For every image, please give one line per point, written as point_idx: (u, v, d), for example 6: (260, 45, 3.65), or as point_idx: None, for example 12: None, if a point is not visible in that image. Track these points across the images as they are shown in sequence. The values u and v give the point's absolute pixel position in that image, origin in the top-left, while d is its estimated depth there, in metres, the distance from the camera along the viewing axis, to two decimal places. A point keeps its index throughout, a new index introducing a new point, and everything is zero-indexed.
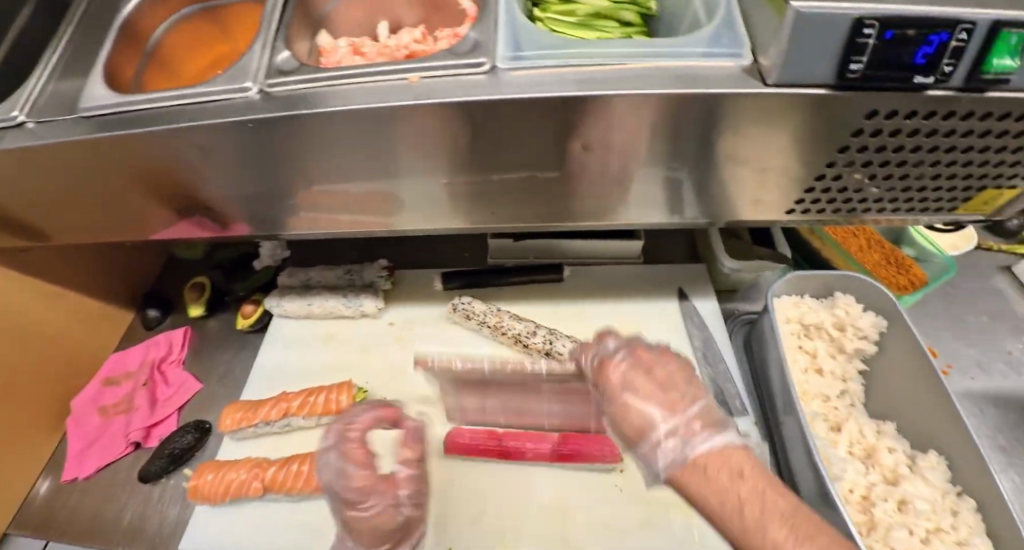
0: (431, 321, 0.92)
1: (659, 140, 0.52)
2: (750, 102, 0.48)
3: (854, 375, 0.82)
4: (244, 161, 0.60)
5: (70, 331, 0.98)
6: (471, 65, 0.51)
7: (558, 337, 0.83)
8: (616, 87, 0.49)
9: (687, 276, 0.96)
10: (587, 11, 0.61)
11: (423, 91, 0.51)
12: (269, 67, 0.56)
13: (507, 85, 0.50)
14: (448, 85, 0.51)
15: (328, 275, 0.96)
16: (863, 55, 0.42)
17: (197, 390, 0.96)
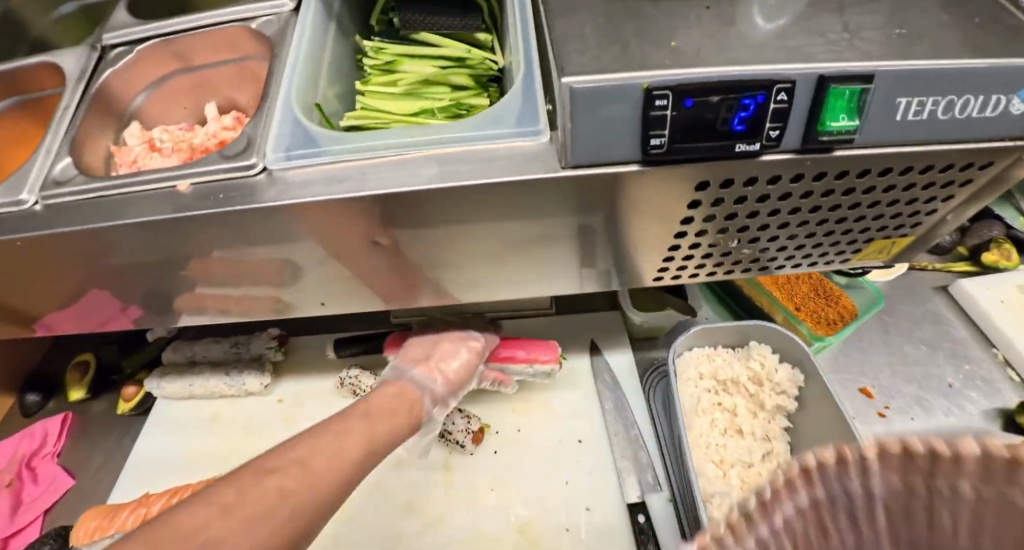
0: (322, 396, 0.84)
1: (470, 211, 0.51)
2: (552, 184, 0.47)
3: (779, 434, 0.76)
4: (56, 255, 0.57)
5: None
6: (242, 168, 0.53)
7: (447, 414, 0.74)
8: (414, 180, 0.49)
9: (601, 326, 0.89)
10: (412, 81, 0.67)
11: (188, 200, 0.54)
12: (46, 178, 0.58)
13: (285, 185, 0.52)
14: (221, 190, 0.54)
15: (212, 350, 0.88)
16: (662, 127, 0.40)
17: (70, 485, 0.87)
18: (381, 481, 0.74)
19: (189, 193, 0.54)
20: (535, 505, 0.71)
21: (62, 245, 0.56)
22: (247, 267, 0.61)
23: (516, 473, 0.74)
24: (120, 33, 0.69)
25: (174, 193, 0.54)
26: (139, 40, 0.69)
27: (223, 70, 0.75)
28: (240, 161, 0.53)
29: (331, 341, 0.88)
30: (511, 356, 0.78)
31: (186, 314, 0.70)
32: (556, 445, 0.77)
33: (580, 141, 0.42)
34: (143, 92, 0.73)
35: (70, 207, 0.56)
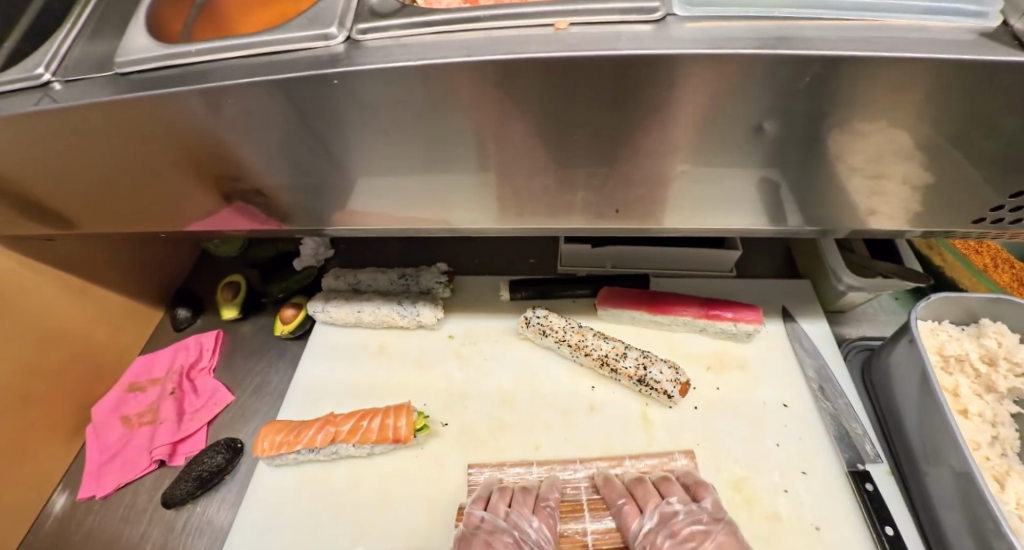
0: (498, 336, 0.81)
1: (802, 102, 0.48)
2: (959, 71, 0.45)
3: (1007, 418, 0.66)
4: (311, 130, 0.54)
5: (95, 331, 0.90)
6: (643, 12, 0.47)
7: (652, 361, 0.70)
8: (838, 47, 0.45)
9: (789, 294, 0.83)
10: None
11: (574, 41, 0.47)
12: (362, 8, 0.51)
13: (682, 32, 0.46)
14: (620, 33, 0.47)
15: (381, 279, 0.85)
16: None
17: (228, 402, 0.87)
18: (576, 428, 0.70)
19: (571, 33, 0.47)
20: (747, 467, 0.67)
21: (329, 107, 0.51)
22: (502, 173, 0.58)
23: (719, 433, 0.69)
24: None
25: (551, 33, 0.47)
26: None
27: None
28: (646, 6, 0.47)
29: (506, 282, 0.84)
30: (716, 314, 0.75)
31: (403, 223, 0.69)
32: (760, 409, 0.71)
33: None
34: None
35: (382, 46, 0.49)
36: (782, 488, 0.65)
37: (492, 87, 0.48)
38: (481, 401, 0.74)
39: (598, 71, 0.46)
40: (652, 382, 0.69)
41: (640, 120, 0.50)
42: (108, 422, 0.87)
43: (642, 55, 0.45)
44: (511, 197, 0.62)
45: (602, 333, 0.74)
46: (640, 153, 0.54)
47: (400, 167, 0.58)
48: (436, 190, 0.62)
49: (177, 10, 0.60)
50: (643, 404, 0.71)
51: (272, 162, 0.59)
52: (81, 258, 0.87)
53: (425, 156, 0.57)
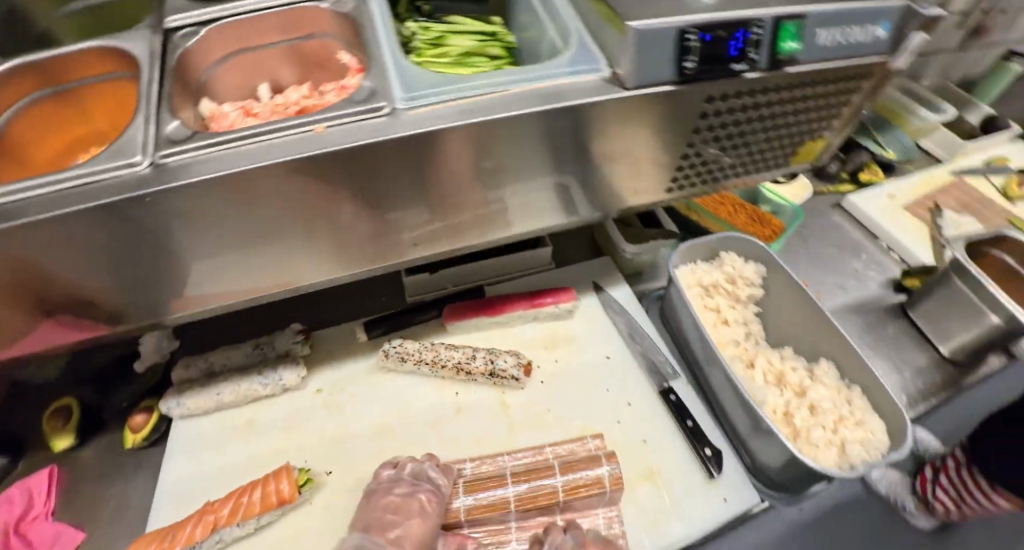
0: (363, 376, 0.88)
1: (544, 152, 0.62)
2: (639, 102, 0.59)
3: (753, 317, 0.92)
4: (121, 244, 0.57)
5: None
6: (371, 111, 0.56)
7: (497, 354, 0.84)
8: (509, 109, 0.56)
9: (597, 270, 1.03)
10: (458, 51, 0.68)
11: (332, 137, 0.55)
12: (160, 137, 0.57)
13: (410, 121, 0.56)
14: (352, 129, 0.55)
15: (233, 355, 0.87)
16: (692, 53, 0.55)
17: (82, 538, 0.76)
18: (447, 431, 0.81)
19: (330, 132, 0.55)
20: (586, 414, 0.83)
21: (129, 214, 0.55)
22: (319, 241, 0.65)
23: (563, 394, 0.85)
24: (183, 15, 0.66)
25: (313, 135, 0.55)
26: (207, 21, 0.66)
27: (276, 51, 0.71)
28: (373, 104, 0.56)
29: (361, 325, 0.92)
30: (540, 301, 0.91)
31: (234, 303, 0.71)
32: (589, 367, 0.88)
33: (637, 70, 0.56)
34: (215, 63, 0.68)
35: (193, 160, 0.55)
36: (616, 420, 0.82)
37: (282, 175, 0.55)
38: (360, 439, 0.81)
39: (370, 160, 0.56)
40: (501, 371, 0.82)
41: (428, 180, 0.61)
42: None
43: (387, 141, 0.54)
44: (334, 259, 0.68)
45: (452, 345, 0.86)
46: (425, 205, 0.65)
47: (218, 255, 0.62)
48: (260, 268, 0.66)
49: None
50: (500, 392, 0.84)
51: (82, 279, 0.60)
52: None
53: (240, 243, 0.62)
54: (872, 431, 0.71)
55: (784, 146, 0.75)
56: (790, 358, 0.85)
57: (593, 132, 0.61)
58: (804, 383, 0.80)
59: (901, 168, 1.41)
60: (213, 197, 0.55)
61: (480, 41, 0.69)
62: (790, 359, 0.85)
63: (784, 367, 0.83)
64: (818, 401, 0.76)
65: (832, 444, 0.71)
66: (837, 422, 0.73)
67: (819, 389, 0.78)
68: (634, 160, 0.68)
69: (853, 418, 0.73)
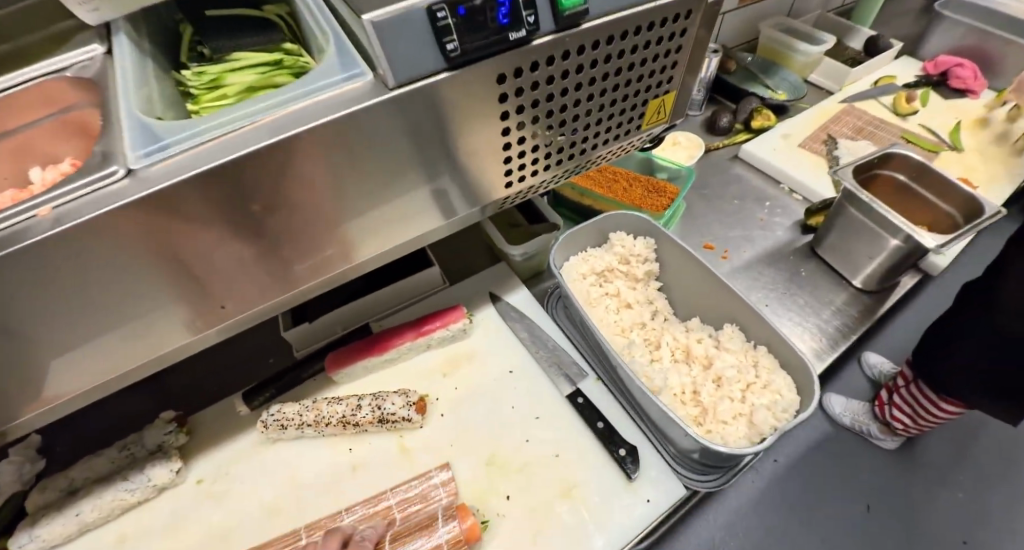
0: (247, 454, 0.79)
1: (347, 172, 0.55)
2: (425, 96, 0.53)
3: (656, 293, 0.87)
4: None
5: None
6: (104, 176, 0.48)
7: (385, 397, 0.76)
8: (272, 135, 0.50)
9: (494, 280, 0.94)
10: (237, 89, 0.61)
11: (58, 220, 0.47)
12: None
13: (155, 175, 0.48)
14: (89, 202, 0.47)
15: (96, 465, 0.77)
16: (451, 31, 0.49)
17: None
18: (344, 494, 0.73)
19: (59, 213, 0.47)
20: (493, 440, 0.76)
21: None
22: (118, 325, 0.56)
23: (467, 423, 0.77)
24: None
25: (37, 220, 0.47)
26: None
27: (42, 131, 0.63)
28: (103, 169, 0.48)
29: (239, 395, 0.83)
30: (425, 329, 0.83)
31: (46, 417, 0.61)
32: (492, 386, 0.81)
33: (396, 62, 0.50)
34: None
35: None
36: (525, 439, 0.75)
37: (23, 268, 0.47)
38: (247, 525, 0.72)
39: (127, 224, 0.48)
40: (389, 416, 0.74)
41: (220, 233, 0.53)
42: None
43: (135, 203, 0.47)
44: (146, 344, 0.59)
45: (336, 397, 0.77)
46: (230, 264, 0.56)
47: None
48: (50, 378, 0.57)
49: None
50: (398, 437, 0.76)
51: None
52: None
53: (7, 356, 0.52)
54: (780, 391, 0.66)
55: (628, 110, 0.69)
56: (696, 329, 0.80)
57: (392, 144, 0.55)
58: (710, 354, 0.75)
59: (793, 106, 1.38)
60: None
61: (264, 73, 0.62)
62: (696, 330, 0.80)
63: (690, 340, 0.78)
64: (724, 370, 0.71)
65: (741, 413, 0.66)
66: (744, 389, 0.68)
67: (724, 356, 0.73)
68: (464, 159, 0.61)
69: (760, 381, 0.68)
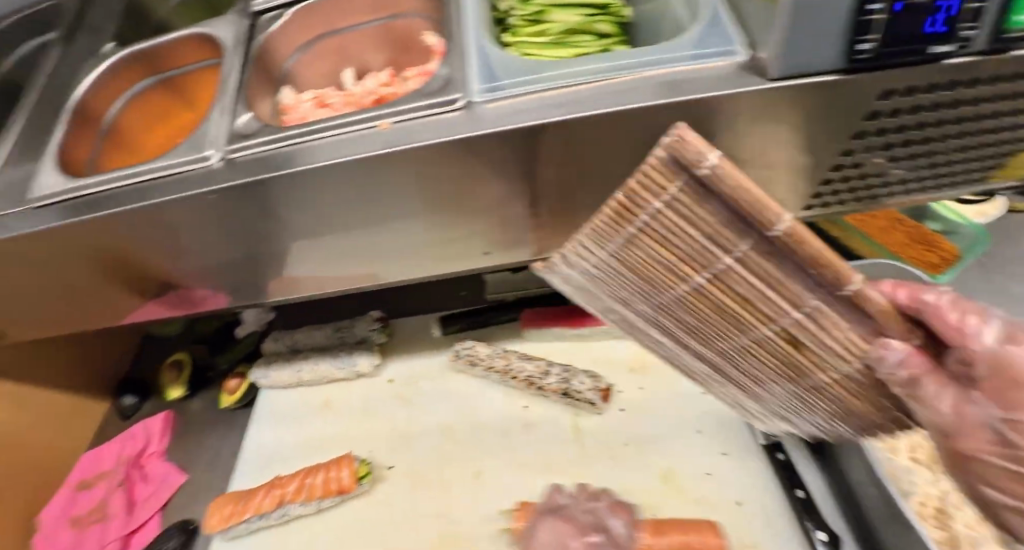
0: (434, 375, 0.85)
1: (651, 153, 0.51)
2: (764, 96, 0.46)
3: None
4: (202, 236, 0.58)
5: (43, 429, 0.90)
6: (443, 104, 0.50)
7: (573, 373, 0.75)
8: (614, 101, 0.47)
9: None
10: (560, 28, 0.58)
11: (394, 136, 0.50)
12: (229, 131, 0.55)
13: (490, 116, 0.49)
14: (421, 125, 0.50)
15: (315, 336, 0.88)
16: (869, 30, 0.41)
17: (180, 483, 0.86)
18: (517, 448, 0.75)
19: (392, 129, 0.51)
20: (674, 458, 0.72)
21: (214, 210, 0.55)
22: (383, 235, 0.58)
23: (649, 430, 0.74)
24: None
25: (375, 132, 0.51)
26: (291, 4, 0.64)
27: (362, 33, 0.68)
28: (448, 96, 0.50)
29: (437, 319, 0.88)
30: None
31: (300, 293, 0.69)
32: (683, 402, 0.76)
33: (789, 51, 0.43)
34: (297, 52, 0.66)
35: (255, 156, 0.53)
36: (706, 472, 0.71)
37: (352, 180, 0.52)
38: (426, 438, 0.79)
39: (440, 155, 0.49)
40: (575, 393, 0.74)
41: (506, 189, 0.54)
42: (57, 524, 0.85)
43: (455, 141, 0.48)
44: (390, 257, 0.62)
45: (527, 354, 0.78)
46: (486, 216, 0.57)
47: (282, 249, 0.60)
48: (317, 262, 0.63)
49: (84, 140, 0.66)
50: (574, 416, 0.76)
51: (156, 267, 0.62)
52: (26, 365, 0.88)
53: (307, 239, 0.59)
54: None
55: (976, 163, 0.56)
56: None
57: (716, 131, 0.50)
58: None
59: None
60: (275, 197, 0.53)
61: (587, 15, 0.59)
62: None
63: None
64: None
65: None
66: None
67: None
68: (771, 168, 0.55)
69: None
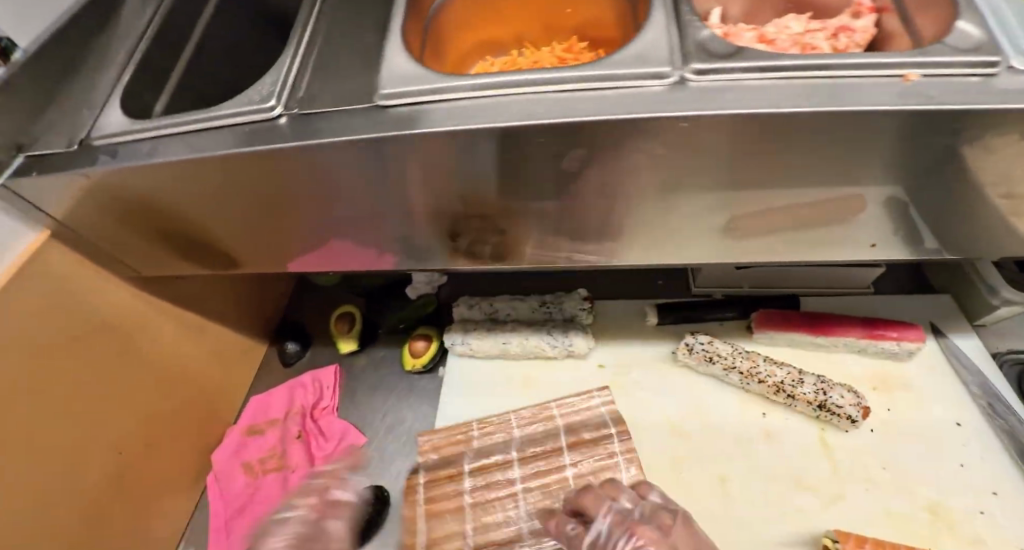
0: (649, 364, 0.79)
1: None
2: None
3: None
4: (552, 168, 0.53)
5: (213, 367, 0.85)
6: (983, 64, 0.47)
7: (831, 386, 0.71)
8: None
9: (936, 311, 0.83)
10: None
11: (922, 91, 0.47)
12: (693, 46, 0.51)
13: None
14: (945, 83, 0.47)
15: (520, 307, 0.81)
16: None
17: (361, 443, 0.81)
18: (756, 456, 0.70)
19: (923, 83, 0.48)
20: (935, 487, 0.67)
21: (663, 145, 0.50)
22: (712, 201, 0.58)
23: (903, 454, 0.70)
24: None
25: (902, 83, 0.48)
26: None
27: None
28: (987, 55, 0.47)
29: (652, 306, 0.83)
30: (879, 333, 0.76)
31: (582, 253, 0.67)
32: (934, 428, 0.72)
33: None
34: None
35: (743, 83, 0.48)
36: (977, 509, 0.65)
37: (693, 136, 0.49)
38: (653, 433, 0.73)
39: (904, 124, 0.47)
40: (835, 407, 0.69)
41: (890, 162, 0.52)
42: (229, 469, 0.81)
43: (972, 109, 0.46)
44: (691, 221, 0.61)
45: (772, 359, 0.74)
46: (839, 189, 0.56)
47: (580, 198, 0.57)
48: (568, 221, 0.61)
49: (417, 23, 0.60)
50: (821, 429, 0.72)
51: (430, 200, 0.58)
52: (207, 297, 0.83)
53: (618, 195, 0.56)
54: None
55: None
56: None
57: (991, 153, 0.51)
58: None
59: None
60: (685, 137, 0.49)
61: None
62: None
63: None
64: None
65: None
66: None
67: None
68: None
69: None
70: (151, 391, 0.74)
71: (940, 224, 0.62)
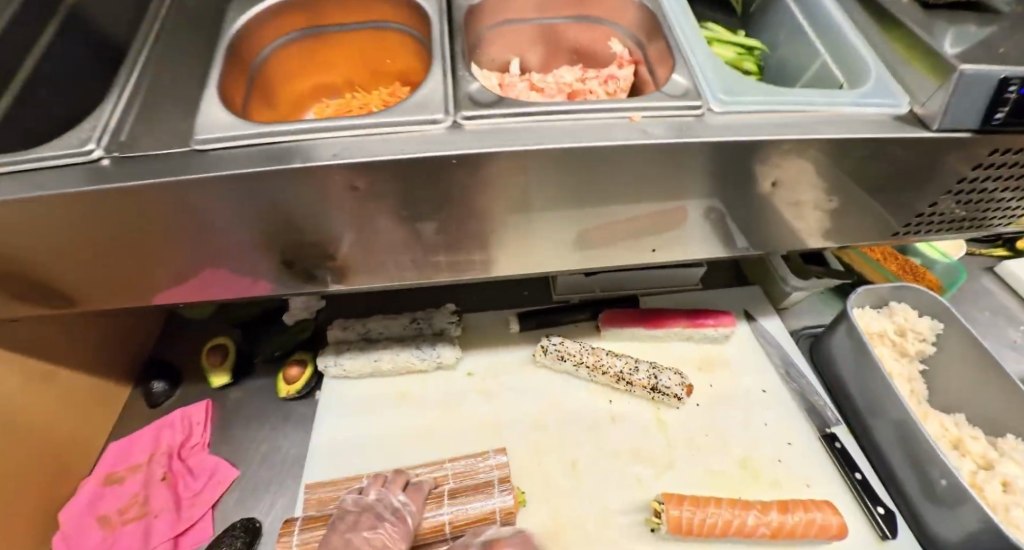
0: (513, 367, 0.87)
1: (812, 175, 0.64)
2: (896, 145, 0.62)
3: (917, 376, 0.87)
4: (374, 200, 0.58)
5: (66, 419, 0.81)
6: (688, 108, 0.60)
7: (661, 370, 0.82)
8: (821, 123, 0.61)
9: (746, 299, 1.00)
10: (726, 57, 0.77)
11: (648, 127, 0.59)
12: (463, 96, 0.59)
13: (729, 125, 0.60)
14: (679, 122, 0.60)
15: (392, 325, 0.86)
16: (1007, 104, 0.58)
17: (233, 475, 0.82)
18: (604, 439, 0.79)
19: (647, 123, 0.59)
20: (749, 445, 0.80)
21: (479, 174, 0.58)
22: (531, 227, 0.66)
23: (722, 421, 0.82)
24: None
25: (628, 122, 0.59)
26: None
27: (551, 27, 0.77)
28: (693, 104, 0.60)
29: (515, 315, 0.92)
30: (700, 321, 0.89)
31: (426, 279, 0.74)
32: (746, 397, 0.86)
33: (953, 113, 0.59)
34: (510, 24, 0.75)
35: (508, 128, 0.57)
36: (777, 458, 0.79)
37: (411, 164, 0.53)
38: (513, 427, 0.81)
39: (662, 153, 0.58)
40: (664, 387, 0.80)
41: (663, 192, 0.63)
42: (83, 526, 0.78)
43: (695, 144, 0.58)
44: None
45: (613, 352, 0.84)
46: (657, 204, 0.65)
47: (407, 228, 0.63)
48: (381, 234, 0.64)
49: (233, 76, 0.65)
50: (656, 408, 0.82)
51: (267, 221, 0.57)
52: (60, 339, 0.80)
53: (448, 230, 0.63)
54: None
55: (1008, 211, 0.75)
56: (965, 426, 0.82)
57: (655, 167, 0.59)
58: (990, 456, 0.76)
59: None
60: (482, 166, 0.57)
61: (738, 56, 0.78)
62: (967, 427, 0.81)
63: (960, 433, 0.80)
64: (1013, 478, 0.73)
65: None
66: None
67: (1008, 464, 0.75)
68: (775, 183, 0.66)
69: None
70: (6, 441, 0.72)
71: (723, 230, 0.73)
